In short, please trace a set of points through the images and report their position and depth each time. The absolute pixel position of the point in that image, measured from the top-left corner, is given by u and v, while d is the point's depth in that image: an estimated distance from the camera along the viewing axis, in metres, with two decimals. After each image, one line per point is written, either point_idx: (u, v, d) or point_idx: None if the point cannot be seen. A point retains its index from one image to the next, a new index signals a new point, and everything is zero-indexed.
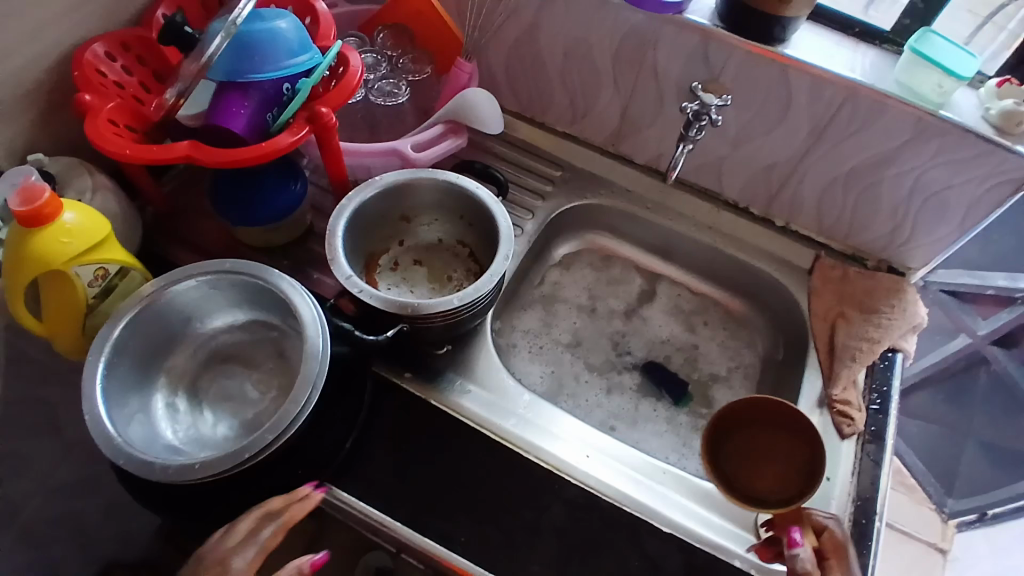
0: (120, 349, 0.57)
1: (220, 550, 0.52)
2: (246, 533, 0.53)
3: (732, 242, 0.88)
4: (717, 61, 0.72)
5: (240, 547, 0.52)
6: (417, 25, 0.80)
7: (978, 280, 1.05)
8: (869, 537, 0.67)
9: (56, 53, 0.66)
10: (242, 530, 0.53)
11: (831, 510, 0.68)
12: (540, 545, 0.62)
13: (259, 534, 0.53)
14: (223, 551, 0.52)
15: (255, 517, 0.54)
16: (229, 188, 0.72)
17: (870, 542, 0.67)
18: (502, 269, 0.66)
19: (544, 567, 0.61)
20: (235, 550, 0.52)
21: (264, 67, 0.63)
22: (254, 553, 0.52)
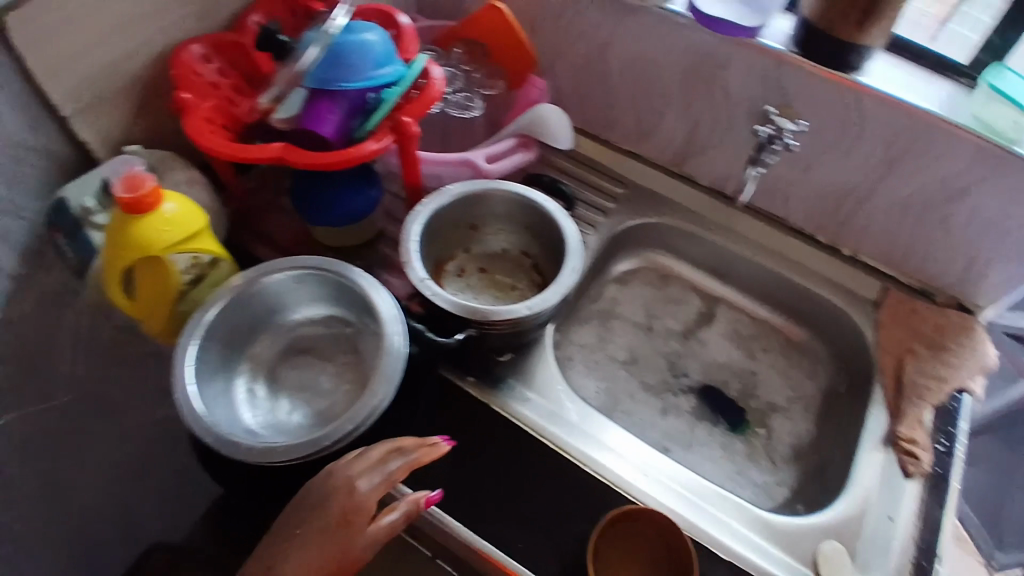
0: (211, 334, 0.60)
1: (349, 469, 0.54)
2: (376, 460, 0.55)
3: (795, 268, 0.87)
4: (791, 87, 0.72)
5: (369, 471, 0.55)
6: (490, 40, 0.80)
7: None
8: None
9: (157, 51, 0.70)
10: (374, 456, 0.56)
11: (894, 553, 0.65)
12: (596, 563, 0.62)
13: (389, 464, 0.56)
14: (350, 473, 0.54)
15: (386, 448, 0.56)
16: (308, 187, 0.75)
17: None
18: (569, 283, 0.67)
19: None
20: (362, 473, 0.54)
21: (353, 76, 0.66)
22: (379, 480, 0.55)
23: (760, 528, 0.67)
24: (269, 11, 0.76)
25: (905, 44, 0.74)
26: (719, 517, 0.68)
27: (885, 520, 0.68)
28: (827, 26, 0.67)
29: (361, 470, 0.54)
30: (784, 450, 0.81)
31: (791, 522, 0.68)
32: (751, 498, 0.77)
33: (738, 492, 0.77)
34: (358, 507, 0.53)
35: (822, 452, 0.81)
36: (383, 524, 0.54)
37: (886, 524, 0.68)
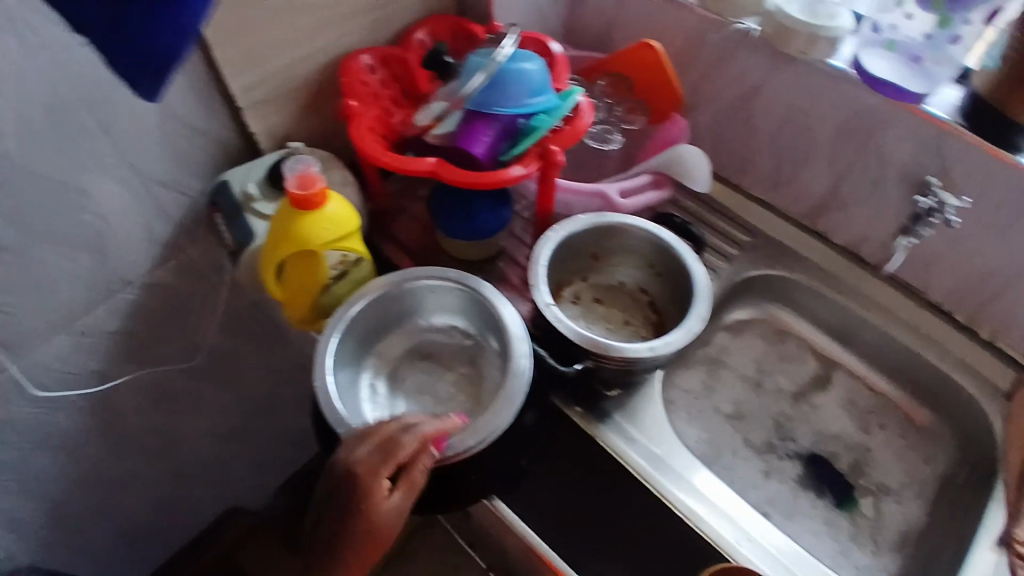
0: (349, 329, 0.65)
1: (351, 448, 0.55)
2: (370, 437, 0.55)
3: (927, 343, 0.81)
4: (952, 158, 0.68)
5: (360, 446, 0.55)
6: (637, 75, 0.79)
7: None
8: None
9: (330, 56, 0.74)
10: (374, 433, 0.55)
11: None
12: None
13: (396, 442, 0.55)
14: (349, 452, 0.55)
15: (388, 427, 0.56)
16: (446, 201, 0.78)
17: None
18: (696, 329, 0.66)
19: None
20: (360, 451, 0.55)
21: (509, 102, 0.69)
22: (373, 455, 0.54)
23: None
24: (434, 29, 0.79)
25: None
26: None
27: None
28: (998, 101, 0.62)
29: (351, 447, 0.55)
30: (892, 535, 0.76)
31: None
32: None
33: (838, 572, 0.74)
34: (358, 485, 0.53)
35: (933, 544, 0.75)
36: (391, 495, 0.54)
37: None
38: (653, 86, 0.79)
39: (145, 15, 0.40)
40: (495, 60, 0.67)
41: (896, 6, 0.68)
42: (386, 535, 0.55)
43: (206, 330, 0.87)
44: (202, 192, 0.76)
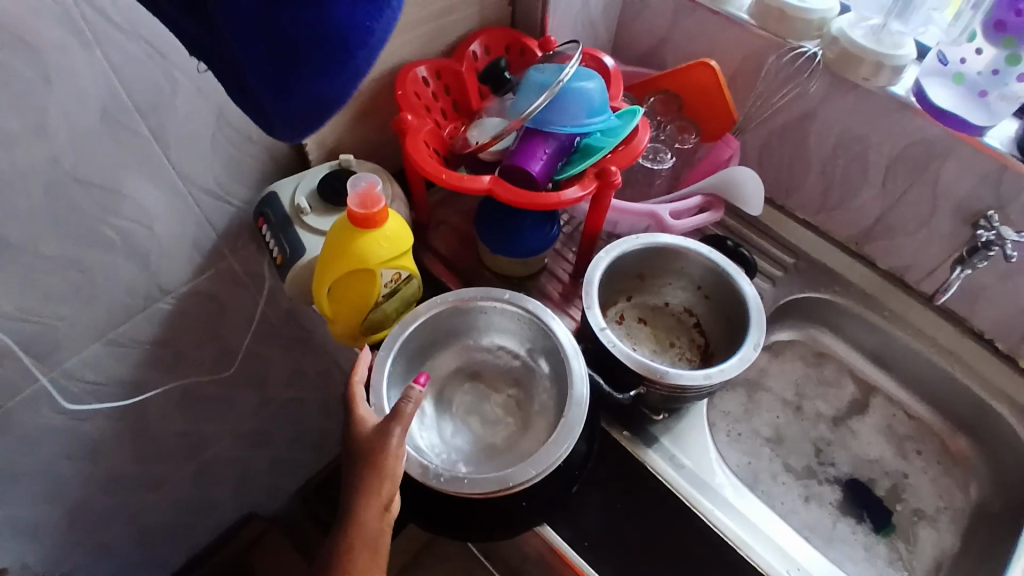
0: (401, 350, 0.64)
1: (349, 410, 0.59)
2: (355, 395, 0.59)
3: (969, 370, 0.80)
4: (1010, 192, 0.67)
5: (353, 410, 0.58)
6: (691, 95, 0.80)
7: None
8: None
9: (387, 67, 0.73)
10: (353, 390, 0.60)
11: None
12: None
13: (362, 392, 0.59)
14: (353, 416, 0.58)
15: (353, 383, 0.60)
16: (497, 219, 0.78)
17: None
18: (751, 357, 0.65)
19: None
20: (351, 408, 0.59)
21: (567, 121, 0.69)
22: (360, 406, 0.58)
23: None
24: (487, 39, 0.79)
25: None
26: None
27: None
28: None
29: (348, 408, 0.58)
30: (927, 562, 0.76)
31: None
32: None
33: None
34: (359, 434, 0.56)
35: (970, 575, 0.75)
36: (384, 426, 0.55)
37: None
38: (707, 102, 0.79)
39: (312, 61, 0.36)
40: (559, 82, 0.65)
41: (966, 41, 0.67)
42: (394, 470, 0.54)
43: (241, 337, 0.86)
44: (249, 200, 0.75)
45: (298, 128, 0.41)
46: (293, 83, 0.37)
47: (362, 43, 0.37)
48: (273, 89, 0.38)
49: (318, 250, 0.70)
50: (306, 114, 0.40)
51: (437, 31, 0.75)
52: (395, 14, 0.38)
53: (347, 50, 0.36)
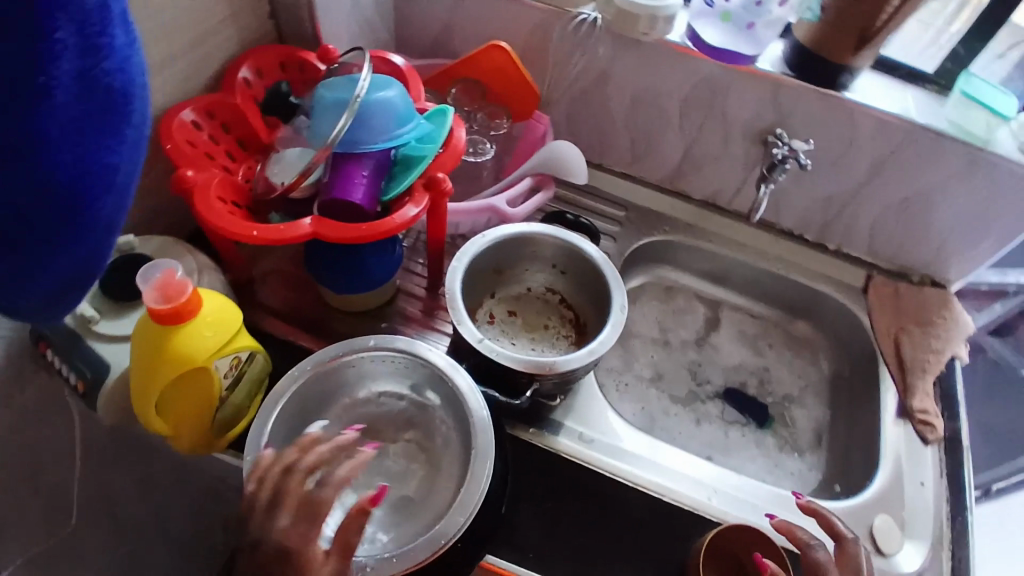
0: (272, 443, 0.56)
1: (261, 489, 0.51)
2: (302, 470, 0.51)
3: (789, 265, 0.92)
4: (788, 106, 0.77)
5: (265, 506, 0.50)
6: (491, 81, 0.79)
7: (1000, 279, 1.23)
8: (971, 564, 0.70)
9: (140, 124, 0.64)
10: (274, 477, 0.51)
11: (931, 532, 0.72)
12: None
13: (311, 494, 0.50)
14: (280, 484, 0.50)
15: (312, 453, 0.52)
16: (328, 257, 0.70)
17: None
18: (622, 318, 0.68)
19: None
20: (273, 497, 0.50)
21: (378, 137, 0.64)
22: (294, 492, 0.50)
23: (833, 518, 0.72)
24: (256, 64, 0.72)
25: (890, 63, 0.83)
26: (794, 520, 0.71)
27: (919, 486, 0.76)
28: (820, 48, 0.73)
29: (268, 498, 0.50)
30: (807, 435, 0.87)
31: (843, 506, 0.73)
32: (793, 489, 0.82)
33: (781, 485, 0.82)
34: (278, 508, 0.50)
35: (841, 433, 0.87)
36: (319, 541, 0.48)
37: (922, 490, 0.75)
38: (508, 86, 0.79)
39: (62, 205, 0.36)
40: (357, 98, 0.61)
41: None
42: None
43: None
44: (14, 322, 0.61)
45: (69, 282, 0.40)
46: (59, 250, 0.38)
47: (109, 181, 0.38)
48: (45, 267, 0.38)
49: (125, 359, 0.59)
50: (75, 263, 0.40)
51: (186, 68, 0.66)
52: (132, 138, 0.40)
53: (96, 187, 0.37)
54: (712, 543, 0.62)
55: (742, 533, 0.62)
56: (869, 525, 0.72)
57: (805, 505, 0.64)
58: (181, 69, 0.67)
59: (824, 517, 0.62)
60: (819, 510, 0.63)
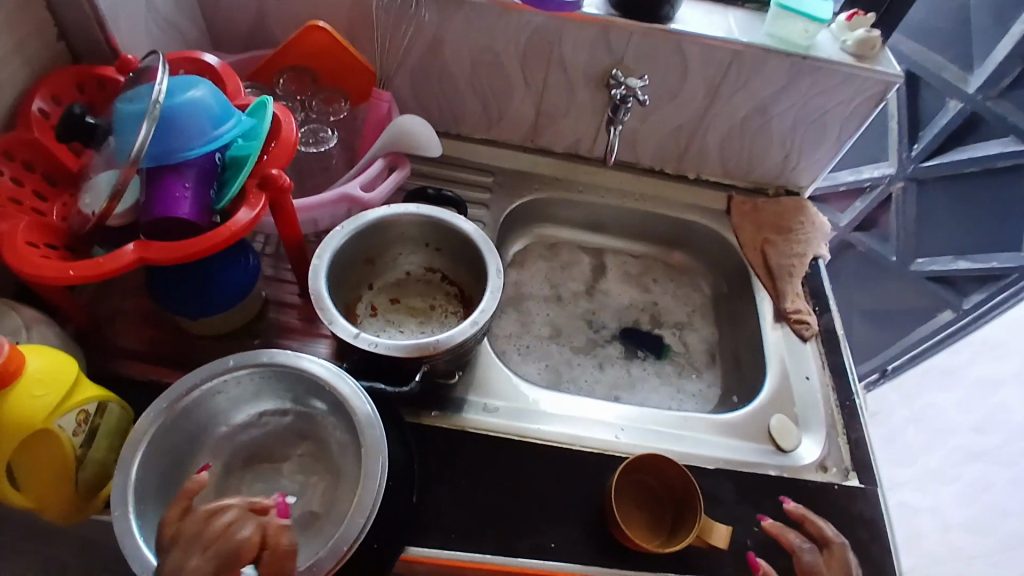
0: (142, 491, 0.51)
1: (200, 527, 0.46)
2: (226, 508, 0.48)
3: (657, 201, 0.97)
4: (619, 47, 0.80)
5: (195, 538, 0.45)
6: (319, 64, 0.77)
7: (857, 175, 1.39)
8: (862, 439, 0.76)
9: None
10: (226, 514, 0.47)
11: (824, 419, 0.77)
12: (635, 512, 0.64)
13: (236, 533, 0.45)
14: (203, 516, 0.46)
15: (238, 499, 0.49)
16: (172, 284, 0.65)
17: (873, 467, 0.74)
18: (500, 283, 0.67)
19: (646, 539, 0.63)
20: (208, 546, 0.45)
21: (194, 142, 0.59)
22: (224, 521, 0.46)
23: (730, 430, 0.76)
24: (50, 90, 0.64)
25: None
26: (700, 438, 0.75)
27: (805, 380, 0.81)
28: None
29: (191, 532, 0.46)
30: (701, 355, 0.92)
31: (740, 414, 0.78)
32: (695, 408, 0.87)
33: (685, 408, 0.87)
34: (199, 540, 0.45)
35: (731, 346, 0.92)
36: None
37: (807, 384, 0.81)
38: (338, 66, 0.76)
39: None
40: (155, 103, 0.56)
41: None
42: None
43: None
44: None
45: None
46: None
47: None
48: None
49: None
50: None
51: None
52: None
53: None
54: (643, 475, 0.65)
55: (657, 462, 0.63)
56: (768, 427, 0.76)
57: (794, 508, 0.67)
58: None
59: (816, 530, 0.65)
60: (809, 517, 0.66)
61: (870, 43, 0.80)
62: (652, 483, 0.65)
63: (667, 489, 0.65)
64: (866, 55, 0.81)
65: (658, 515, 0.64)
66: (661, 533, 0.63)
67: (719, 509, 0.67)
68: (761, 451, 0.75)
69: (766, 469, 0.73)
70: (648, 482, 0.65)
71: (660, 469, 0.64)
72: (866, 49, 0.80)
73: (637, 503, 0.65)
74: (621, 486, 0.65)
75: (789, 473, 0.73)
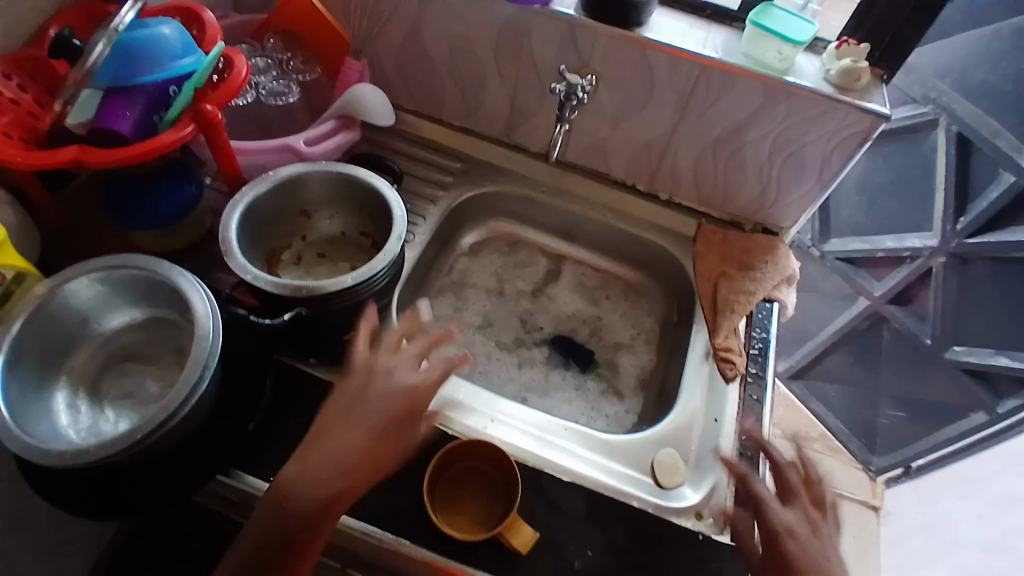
0: (18, 349, 0.58)
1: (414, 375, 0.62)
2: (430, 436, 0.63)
3: (622, 217, 0.94)
4: (586, 48, 0.80)
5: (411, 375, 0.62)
6: (303, 27, 0.83)
7: (898, 241, 1.24)
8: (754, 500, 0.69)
9: None
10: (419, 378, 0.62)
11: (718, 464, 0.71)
12: None
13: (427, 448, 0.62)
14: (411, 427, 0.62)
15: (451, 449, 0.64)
16: (120, 194, 0.73)
17: None
18: (396, 249, 0.70)
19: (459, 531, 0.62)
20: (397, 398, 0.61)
21: (148, 70, 0.67)
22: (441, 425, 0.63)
23: (607, 451, 0.73)
24: (65, 21, 0.76)
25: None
26: (572, 449, 0.72)
27: (712, 422, 0.75)
28: None
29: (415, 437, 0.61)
30: (630, 380, 0.88)
31: (629, 440, 0.74)
32: (604, 429, 0.84)
33: (592, 427, 0.84)
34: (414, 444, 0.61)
35: (662, 376, 0.88)
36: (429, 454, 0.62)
37: (714, 425, 0.75)
38: (318, 31, 0.83)
39: None
40: (114, 29, 0.64)
41: None
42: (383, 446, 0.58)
43: None
44: None
45: None
46: None
47: None
48: None
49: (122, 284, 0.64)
50: None
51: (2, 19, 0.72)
52: None
53: None
54: (482, 463, 0.67)
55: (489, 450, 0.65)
56: (652, 461, 0.72)
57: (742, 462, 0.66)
58: None
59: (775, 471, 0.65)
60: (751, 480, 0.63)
61: (855, 73, 0.74)
62: (489, 476, 0.66)
63: (489, 471, 0.66)
64: (851, 86, 0.75)
65: (490, 506, 0.65)
66: (485, 524, 0.64)
67: (555, 522, 0.64)
68: (636, 480, 0.71)
69: (631, 498, 0.69)
70: (475, 467, 0.67)
71: (475, 449, 0.65)
72: (851, 79, 0.75)
73: (469, 491, 0.66)
74: (453, 470, 0.66)
75: (657, 512, 0.68)
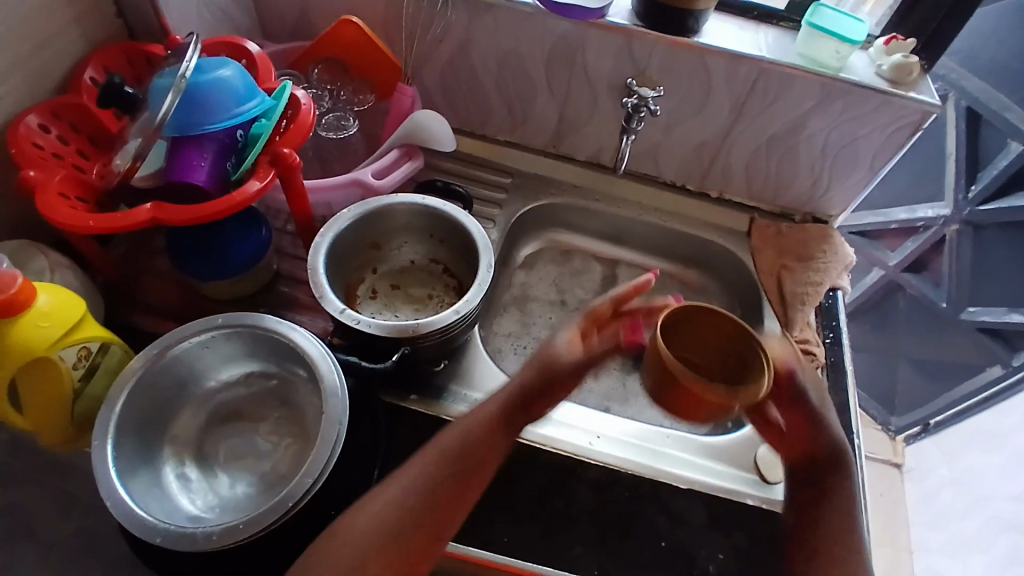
0: (123, 425, 0.55)
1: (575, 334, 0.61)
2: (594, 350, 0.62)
3: (676, 217, 0.96)
4: (643, 57, 0.80)
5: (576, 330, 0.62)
6: (345, 54, 0.81)
7: (910, 213, 1.27)
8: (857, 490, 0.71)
9: None
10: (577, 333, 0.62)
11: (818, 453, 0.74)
12: (579, 526, 0.65)
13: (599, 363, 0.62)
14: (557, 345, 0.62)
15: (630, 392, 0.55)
16: (189, 244, 0.70)
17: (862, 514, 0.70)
18: (489, 278, 0.69)
19: (586, 547, 0.64)
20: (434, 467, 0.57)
21: (216, 117, 0.64)
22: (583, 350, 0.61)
23: (710, 454, 0.73)
24: (101, 63, 0.70)
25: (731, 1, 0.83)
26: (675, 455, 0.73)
27: None
28: None
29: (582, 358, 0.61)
30: None
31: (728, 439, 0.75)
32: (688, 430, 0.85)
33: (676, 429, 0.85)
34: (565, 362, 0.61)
35: None
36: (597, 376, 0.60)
37: None
38: (366, 59, 0.82)
39: None
40: (182, 77, 0.60)
41: None
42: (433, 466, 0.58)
43: None
44: None
45: None
46: None
47: None
48: None
49: (205, 355, 0.61)
50: None
51: (44, 65, 0.67)
52: None
53: None
54: (709, 332, 0.53)
55: (714, 320, 0.53)
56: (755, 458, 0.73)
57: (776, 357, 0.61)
58: (30, 73, 0.65)
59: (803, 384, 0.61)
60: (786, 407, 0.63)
61: (906, 69, 0.76)
62: (730, 354, 0.53)
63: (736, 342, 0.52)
64: (901, 81, 0.77)
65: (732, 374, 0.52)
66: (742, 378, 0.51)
67: (681, 532, 0.66)
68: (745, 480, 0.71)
69: (744, 497, 0.70)
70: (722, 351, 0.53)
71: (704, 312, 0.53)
72: (903, 74, 0.76)
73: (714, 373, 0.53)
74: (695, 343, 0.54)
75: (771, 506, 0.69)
